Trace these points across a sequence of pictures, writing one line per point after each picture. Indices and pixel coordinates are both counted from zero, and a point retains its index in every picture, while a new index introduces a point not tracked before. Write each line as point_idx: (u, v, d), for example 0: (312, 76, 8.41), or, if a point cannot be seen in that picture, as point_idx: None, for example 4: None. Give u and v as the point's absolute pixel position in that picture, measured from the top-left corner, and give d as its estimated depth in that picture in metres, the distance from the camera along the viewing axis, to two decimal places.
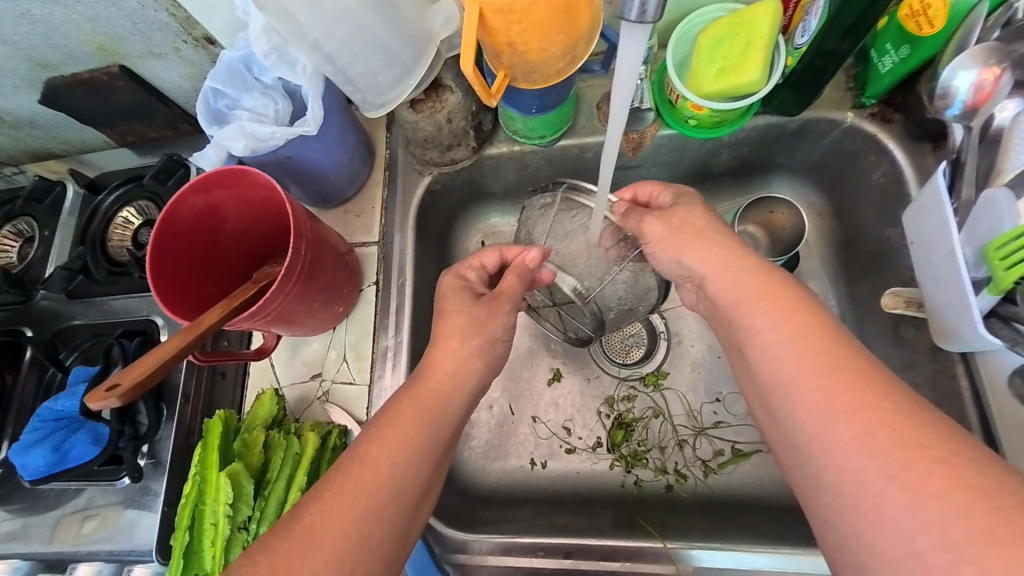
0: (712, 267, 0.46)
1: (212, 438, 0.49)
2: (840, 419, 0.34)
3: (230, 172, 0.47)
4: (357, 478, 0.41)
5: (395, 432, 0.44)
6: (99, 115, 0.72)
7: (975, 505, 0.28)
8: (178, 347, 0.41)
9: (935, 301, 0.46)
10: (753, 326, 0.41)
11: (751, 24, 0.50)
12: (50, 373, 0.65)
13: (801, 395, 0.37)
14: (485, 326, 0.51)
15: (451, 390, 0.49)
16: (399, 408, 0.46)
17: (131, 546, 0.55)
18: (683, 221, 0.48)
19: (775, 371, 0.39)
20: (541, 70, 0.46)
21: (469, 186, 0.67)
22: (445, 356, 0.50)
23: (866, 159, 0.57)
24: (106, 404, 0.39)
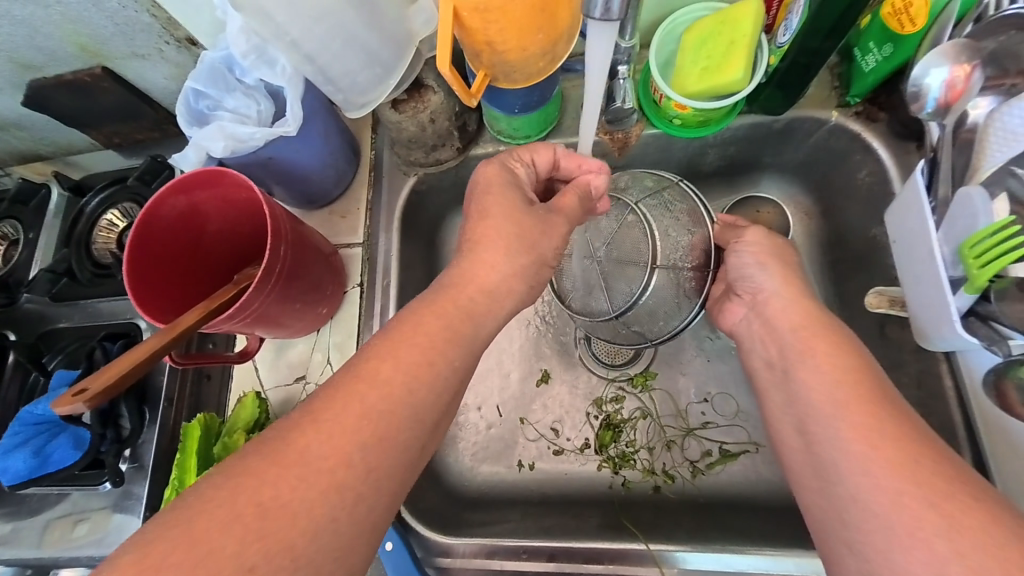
0: (783, 290, 0.48)
1: (191, 442, 0.49)
2: (876, 449, 0.36)
3: (209, 173, 0.47)
4: (363, 401, 0.38)
5: (412, 350, 0.41)
6: (84, 116, 0.71)
7: (996, 539, 0.31)
8: (154, 349, 0.41)
9: (916, 300, 0.46)
10: (806, 353, 0.43)
11: (734, 22, 0.50)
12: (33, 376, 0.65)
13: (842, 421, 0.38)
14: (536, 242, 0.48)
15: (483, 309, 0.46)
16: (419, 323, 0.42)
17: (113, 551, 0.55)
18: (774, 245, 0.52)
19: (821, 396, 0.40)
20: (522, 70, 0.45)
21: (455, 186, 0.66)
22: (483, 268, 0.46)
23: (852, 158, 0.57)
24: (76, 408, 0.38)
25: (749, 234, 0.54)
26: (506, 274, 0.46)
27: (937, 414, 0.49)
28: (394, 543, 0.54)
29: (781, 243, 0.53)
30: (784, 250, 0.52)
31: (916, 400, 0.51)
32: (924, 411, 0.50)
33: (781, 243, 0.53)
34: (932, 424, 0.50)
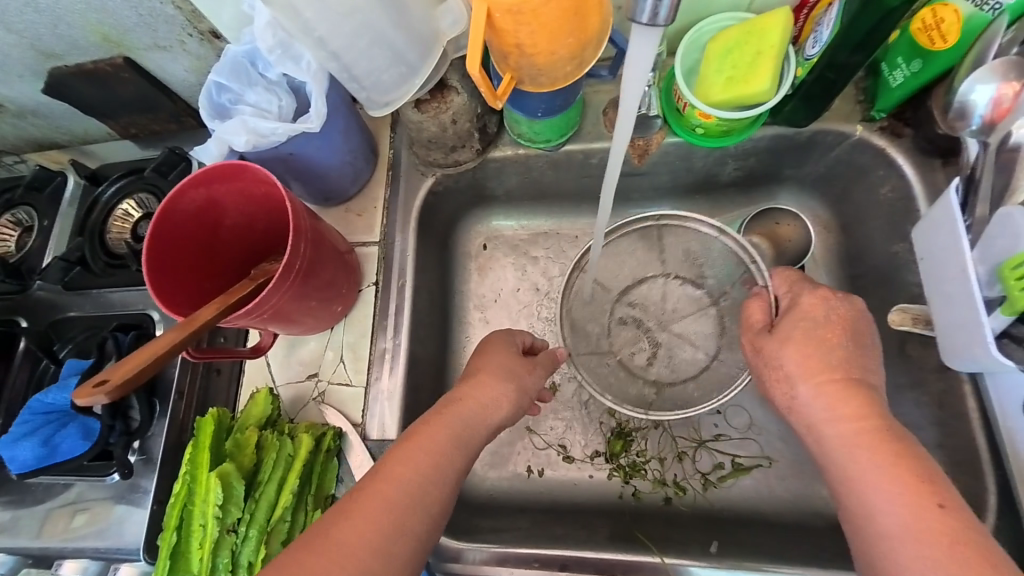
0: (806, 373, 0.43)
1: (204, 437, 0.47)
2: (945, 537, 0.34)
3: (231, 167, 0.47)
4: (386, 496, 0.40)
5: (424, 450, 0.43)
6: (102, 105, 0.71)
7: None
8: (172, 343, 0.40)
9: (945, 320, 0.46)
10: (874, 495, 0.37)
11: (762, 32, 0.50)
12: (43, 364, 0.64)
13: (923, 557, 0.34)
14: (520, 376, 0.51)
15: (479, 420, 0.47)
16: (428, 430, 0.44)
17: (119, 542, 0.55)
18: (835, 333, 0.43)
19: (889, 526, 0.36)
20: (549, 73, 0.45)
21: (471, 188, 0.66)
22: (480, 387, 0.48)
23: (874, 173, 0.57)
24: (95, 399, 0.37)
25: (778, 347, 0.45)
26: (486, 412, 0.47)
27: (959, 435, 0.49)
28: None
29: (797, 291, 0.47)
30: (836, 332, 0.43)
31: (938, 420, 0.51)
32: (945, 431, 0.50)
33: (834, 308, 0.44)
34: (954, 443, 0.49)
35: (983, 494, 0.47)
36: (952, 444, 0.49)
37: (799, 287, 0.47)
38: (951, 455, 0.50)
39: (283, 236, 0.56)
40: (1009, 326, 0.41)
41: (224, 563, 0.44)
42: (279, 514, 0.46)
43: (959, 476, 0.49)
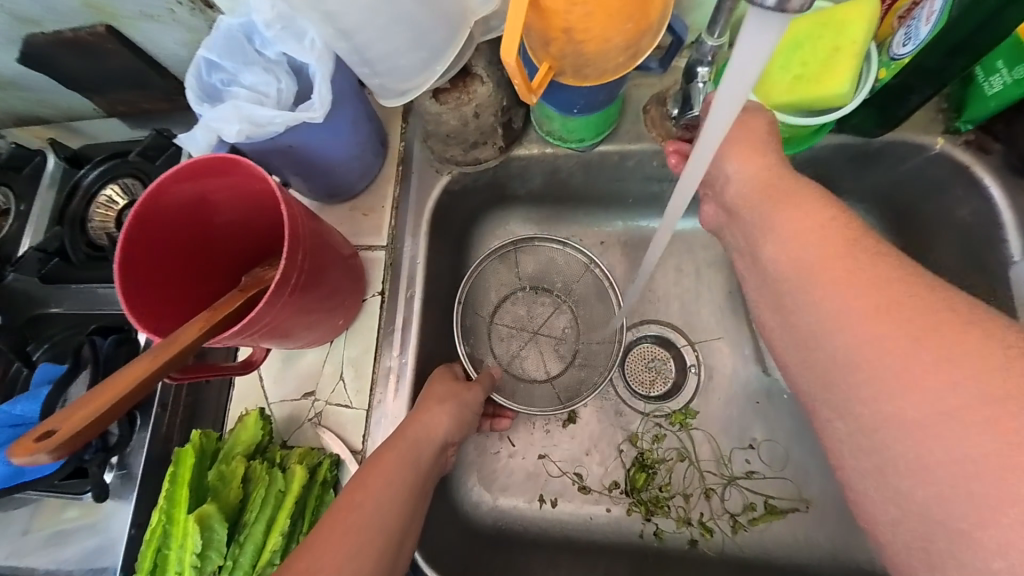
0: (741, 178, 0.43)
1: (182, 469, 0.42)
2: (850, 285, 0.35)
3: (222, 160, 0.40)
4: (344, 520, 0.41)
5: (376, 477, 0.44)
6: (87, 79, 0.65)
7: (919, 317, 0.32)
8: (149, 371, 0.34)
9: None
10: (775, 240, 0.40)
11: (841, 25, 0.43)
12: (16, 367, 0.59)
13: (815, 282, 0.37)
14: (460, 394, 0.52)
15: (424, 441, 0.48)
16: (377, 458, 0.45)
17: (95, 568, 0.50)
18: (756, 138, 0.43)
19: (799, 272, 0.38)
20: (595, 65, 0.38)
21: (492, 188, 0.61)
22: (424, 418, 0.49)
23: (952, 192, 0.50)
24: (37, 458, 0.30)
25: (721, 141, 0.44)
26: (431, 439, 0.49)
27: None
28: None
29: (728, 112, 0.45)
30: (760, 145, 0.42)
31: None
32: None
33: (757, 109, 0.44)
34: None
35: None
36: None
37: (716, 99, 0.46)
38: None
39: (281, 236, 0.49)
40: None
41: None
42: (266, 559, 0.41)
43: None
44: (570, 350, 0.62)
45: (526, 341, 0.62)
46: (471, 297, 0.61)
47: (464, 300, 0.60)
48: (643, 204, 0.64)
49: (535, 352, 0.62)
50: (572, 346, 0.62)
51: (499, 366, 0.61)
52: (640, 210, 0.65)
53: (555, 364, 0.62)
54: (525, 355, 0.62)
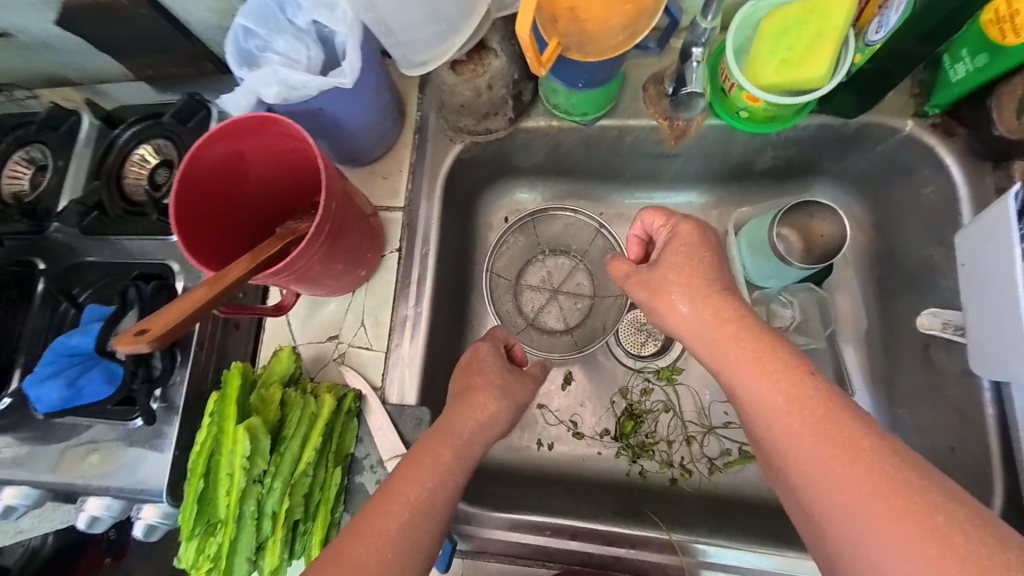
0: (700, 347, 0.44)
1: (230, 389, 0.47)
2: (834, 459, 0.36)
3: (260, 120, 0.45)
4: (404, 494, 0.43)
5: (435, 456, 0.46)
6: (117, 44, 0.69)
7: (890, 485, 0.34)
8: (206, 297, 0.40)
9: (979, 326, 0.42)
10: (733, 371, 0.42)
11: (825, 12, 0.47)
12: (63, 308, 0.64)
13: (780, 431, 0.38)
14: (514, 389, 0.55)
15: (479, 427, 0.51)
16: (436, 443, 0.48)
17: (139, 485, 0.56)
18: (695, 276, 0.45)
19: (765, 423, 0.40)
20: (598, 42, 0.43)
21: (498, 159, 0.66)
22: (480, 406, 0.52)
23: (919, 172, 0.55)
24: (136, 348, 0.37)
25: (670, 257, 0.47)
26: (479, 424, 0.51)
27: (971, 441, 0.49)
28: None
29: (691, 250, 0.47)
30: (708, 291, 0.44)
31: (950, 426, 0.51)
32: (961, 435, 0.50)
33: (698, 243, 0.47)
34: None
35: (990, 496, 0.47)
36: (965, 449, 0.50)
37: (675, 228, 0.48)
38: (962, 460, 0.50)
39: (308, 193, 0.55)
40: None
41: (251, 512, 0.45)
42: (304, 468, 0.47)
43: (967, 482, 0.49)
44: (585, 306, 0.71)
45: (546, 298, 0.71)
46: (497, 262, 0.70)
47: (489, 264, 0.70)
48: (640, 178, 0.69)
49: (552, 308, 0.71)
50: (586, 304, 0.71)
51: (522, 322, 0.70)
52: (637, 183, 0.70)
53: (571, 319, 0.71)
54: (544, 309, 0.71)
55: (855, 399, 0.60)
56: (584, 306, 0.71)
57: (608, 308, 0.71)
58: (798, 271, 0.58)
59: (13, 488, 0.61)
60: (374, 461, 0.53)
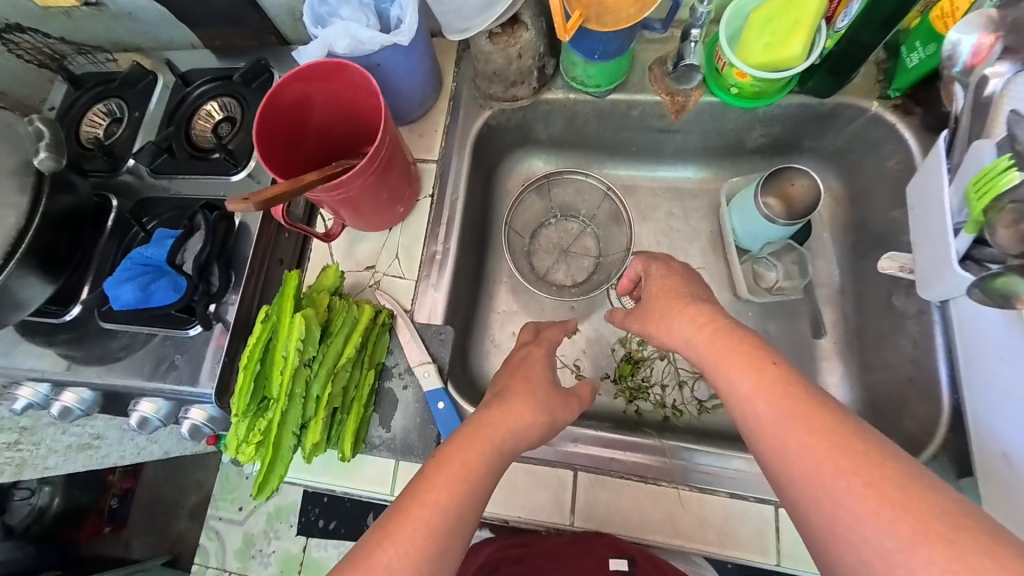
0: (685, 345, 0.49)
1: (287, 289, 0.54)
2: (821, 443, 0.36)
3: (332, 65, 0.54)
4: (433, 499, 0.40)
5: (462, 456, 0.43)
6: (197, 16, 0.79)
7: (878, 466, 0.33)
8: (298, 185, 0.50)
9: (924, 252, 0.50)
10: (727, 377, 0.43)
11: (800, 4, 0.55)
12: (131, 234, 0.73)
13: (768, 417, 0.39)
14: (554, 401, 0.52)
15: (511, 431, 0.48)
16: (465, 442, 0.45)
17: (184, 387, 0.65)
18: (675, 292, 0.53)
19: (749, 411, 0.40)
20: (613, 13, 0.52)
21: (521, 128, 0.76)
22: (517, 412, 0.49)
23: (885, 146, 0.64)
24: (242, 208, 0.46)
25: (646, 298, 0.55)
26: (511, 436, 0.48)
27: (926, 371, 0.55)
28: (446, 403, 0.56)
29: (668, 284, 0.54)
30: (682, 299, 0.51)
31: (909, 361, 0.57)
32: (917, 367, 0.56)
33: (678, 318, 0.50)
34: (922, 376, 0.55)
35: (938, 415, 0.53)
36: (920, 379, 0.56)
37: (654, 275, 0.56)
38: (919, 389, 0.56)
39: (360, 135, 0.64)
40: (971, 247, 0.45)
41: (300, 391, 0.52)
42: (345, 361, 0.54)
43: (922, 403, 0.55)
44: (591, 264, 0.79)
45: (555, 256, 0.80)
46: (514, 221, 0.79)
47: (508, 220, 0.78)
48: (645, 152, 0.79)
49: (561, 265, 0.80)
50: (592, 263, 0.79)
51: (533, 275, 0.79)
52: (641, 157, 0.80)
53: (578, 275, 0.79)
54: (555, 265, 0.80)
55: (828, 345, 0.68)
56: (590, 265, 0.79)
57: (613, 264, 0.78)
58: (782, 228, 0.66)
59: (74, 391, 0.69)
60: (403, 369, 0.60)
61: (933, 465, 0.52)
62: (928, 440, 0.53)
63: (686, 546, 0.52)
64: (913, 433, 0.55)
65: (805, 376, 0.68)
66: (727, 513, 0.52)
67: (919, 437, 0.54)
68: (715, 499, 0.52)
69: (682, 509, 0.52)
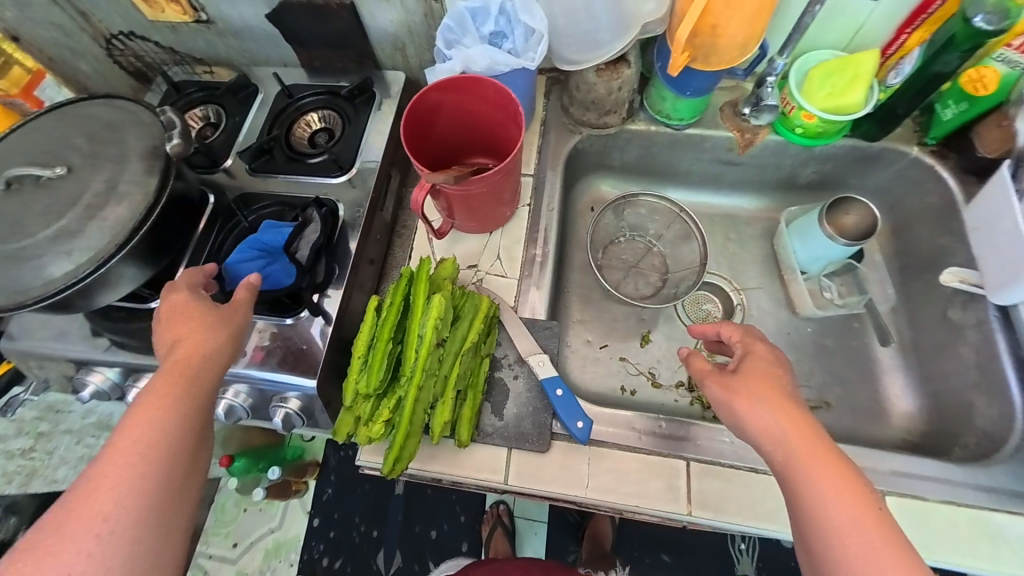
0: (768, 435, 0.45)
1: (421, 276, 0.59)
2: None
3: (470, 80, 0.60)
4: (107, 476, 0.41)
5: (139, 422, 0.44)
6: (306, 37, 0.86)
7: None
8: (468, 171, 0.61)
9: (1009, 260, 0.59)
10: (810, 483, 0.41)
11: (859, 63, 0.66)
12: (231, 223, 0.76)
13: (852, 542, 0.38)
14: (226, 320, 0.56)
15: (200, 370, 0.51)
16: (143, 406, 0.46)
17: (280, 378, 0.64)
18: (766, 375, 0.48)
19: (831, 534, 0.39)
20: (719, 55, 0.62)
21: (601, 153, 0.84)
22: (197, 344, 0.52)
23: (926, 184, 0.74)
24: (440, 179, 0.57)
25: (739, 380, 0.48)
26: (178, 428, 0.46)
27: (995, 375, 0.62)
28: (564, 389, 0.58)
29: (765, 366, 0.49)
30: (776, 386, 0.47)
31: (974, 367, 0.64)
32: (984, 371, 0.63)
33: (768, 402, 0.46)
34: (991, 379, 0.62)
35: (1013, 413, 0.59)
36: (987, 381, 0.62)
37: (747, 341, 0.52)
38: (986, 391, 0.62)
39: (473, 144, 0.71)
40: None
41: (432, 370, 0.55)
42: (470, 345, 0.58)
43: (993, 402, 0.61)
44: (660, 279, 0.85)
45: (625, 271, 0.86)
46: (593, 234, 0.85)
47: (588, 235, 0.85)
48: (707, 182, 0.88)
49: (632, 279, 0.85)
50: (661, 279, 0.85)
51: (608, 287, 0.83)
52: (702, 186, 0.89)
53: (648, 289, 0.85)
54: (627, 279, 0.85)
55: (887, 357, 0.75)
56: (657, 281, 0.85)
57: (682, 278, 0.84)
58: (840, 247, 0.73)
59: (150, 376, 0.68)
60: (512, 360, 0.63)
61: (1016, 456, 0.57)
62: (1006, 435, 0.59)
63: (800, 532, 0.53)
64: (990, 430, 0.61)
65: (870, 385, 0.74)
66: None
67: (999, 433, 0.60)
68: None
69: None
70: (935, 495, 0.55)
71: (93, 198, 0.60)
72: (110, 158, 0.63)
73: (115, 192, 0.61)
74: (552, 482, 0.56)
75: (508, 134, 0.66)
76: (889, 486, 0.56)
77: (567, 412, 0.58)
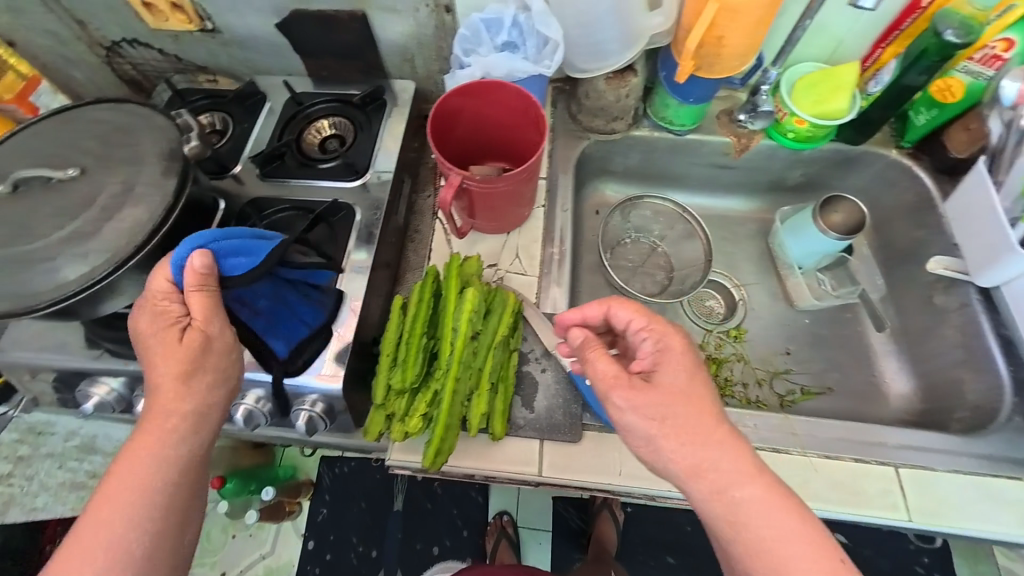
0: (688, 458, 0.45)
1: (453, 273, 0.61)
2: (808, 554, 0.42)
3: (489, 85, 0.63)
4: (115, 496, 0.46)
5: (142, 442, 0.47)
6: (314, 47, 0.86)
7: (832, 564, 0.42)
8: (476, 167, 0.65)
9: (987, 244, 0.66)
10: (723, 483, 0.44)
11: (841, 74, 0.72)
12: (241, 227, 0.75)
13: (765, 528, 0.43)
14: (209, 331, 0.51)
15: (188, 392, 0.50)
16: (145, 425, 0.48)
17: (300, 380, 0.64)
18: (685, 392, 0.47)
19: (747, 523, 0.43)
20: (722, 64, 0.67)
21: (605, 158, 0.88)
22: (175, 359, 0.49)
23: (906, 183, 0.81)
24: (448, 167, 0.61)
25: (645, 402, 0.46)
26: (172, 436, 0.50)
27: (982, 353, 0.67)
28: (594, 378, 0.60)
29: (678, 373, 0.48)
30: (699, 400, 0.46)
31: (962, 346, 0.70)
32: (971, 350, 0.69)
33: (667, 410, 0.46)
34: (977, 356, 0.68)
35: (1000, 385, 0.65)
36: (975, 358, 0.68)
37: (663, 341, 0.50)
38: (973, 367, 0.68)
39: (488, 148, 0.73)
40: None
41: (467, 362, 0.57)
42: (502, 339, 0.59)
43: (981, 377, 0.67)
44: (666, 277, 0.89)
45: (632, 270, 0.89)
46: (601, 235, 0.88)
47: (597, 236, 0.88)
48: (704, 185, 0.93)
49: (640, 278, 0.89)
50: (666, 277, 0.89)
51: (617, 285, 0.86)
52: (700, 189, 0.94)
53: (654, 287, 0.88)
54: (635, 278, 0.88)
55: (880, 343, 0.80)
56: (663, 279, 0.89)
57: (687, 276, 0.88)
58: (832, 241, 0.78)
59: None
60: (539, 354, 0.64)
61: (1008, 425, 0.62)
62: (997, 405, 0.64)
63: (823, 506, 0.56)
64: (981, 402, 0.66)
65: (866, 369, 0.79)
66: (853, 473, 0.58)
67: (989, 404, 0.65)
68: (839, 463, 0.59)
69: (814, 474, 0.58)
70: (940, 465, 0.59)
71: (109, 201, 0.59)
72: (125, 160, 0.61)
73: (131, 195, 0.59)
74: (585, 471, 0.57)
75: (525, 137, 0.68)
76: (900, 459, 0.59)
77: (597, 400, 0.59)
